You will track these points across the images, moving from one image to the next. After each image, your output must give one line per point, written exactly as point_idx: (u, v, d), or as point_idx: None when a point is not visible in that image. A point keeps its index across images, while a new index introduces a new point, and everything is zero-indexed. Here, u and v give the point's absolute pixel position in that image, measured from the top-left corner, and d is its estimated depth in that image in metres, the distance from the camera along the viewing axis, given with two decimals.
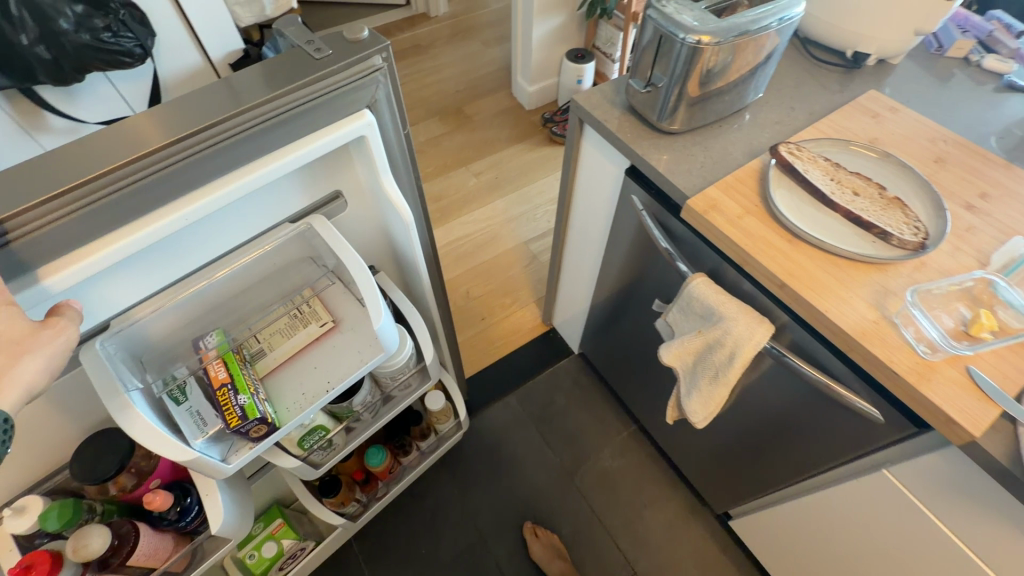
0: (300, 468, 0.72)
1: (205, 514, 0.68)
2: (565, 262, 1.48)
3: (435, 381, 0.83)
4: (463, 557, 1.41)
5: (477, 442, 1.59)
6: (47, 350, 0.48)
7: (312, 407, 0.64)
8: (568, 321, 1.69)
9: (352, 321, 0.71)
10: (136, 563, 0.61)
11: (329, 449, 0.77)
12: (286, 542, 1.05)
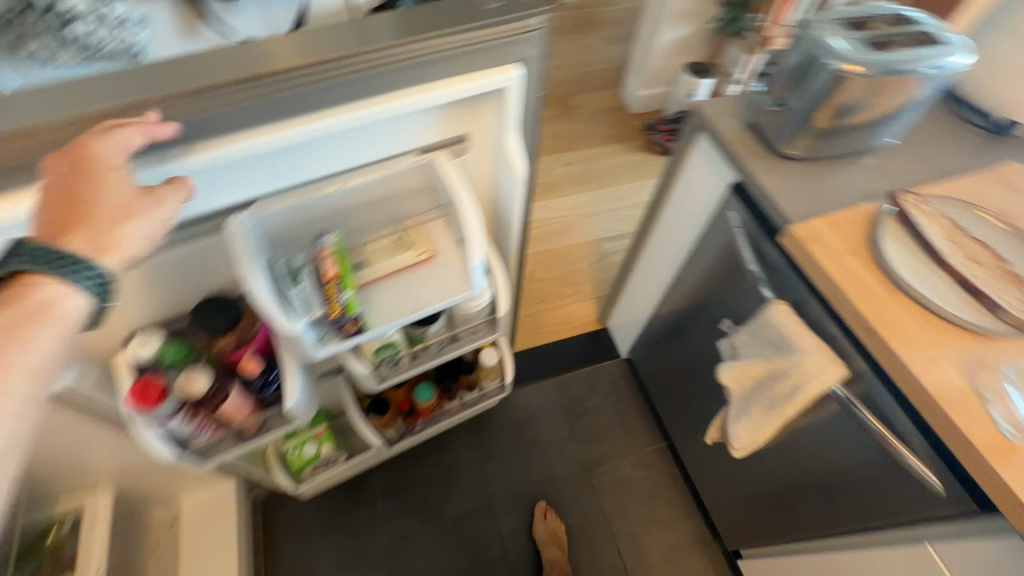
0: (366, 375, 0.79)
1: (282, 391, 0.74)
2: (638, 265, 1.48)
3: (501, 335, 0.87)
4: (468, 516, 1.47)
5: (506, 415, 1.64)
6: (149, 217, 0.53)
7: (395, 322, 0.69)
8: (624, 324, 1.69)
9: (447, 256, 0.75)
10: (221, 412, 0.70)
11: (395, 369, 0.83)
12: (324, 448, 1.13)
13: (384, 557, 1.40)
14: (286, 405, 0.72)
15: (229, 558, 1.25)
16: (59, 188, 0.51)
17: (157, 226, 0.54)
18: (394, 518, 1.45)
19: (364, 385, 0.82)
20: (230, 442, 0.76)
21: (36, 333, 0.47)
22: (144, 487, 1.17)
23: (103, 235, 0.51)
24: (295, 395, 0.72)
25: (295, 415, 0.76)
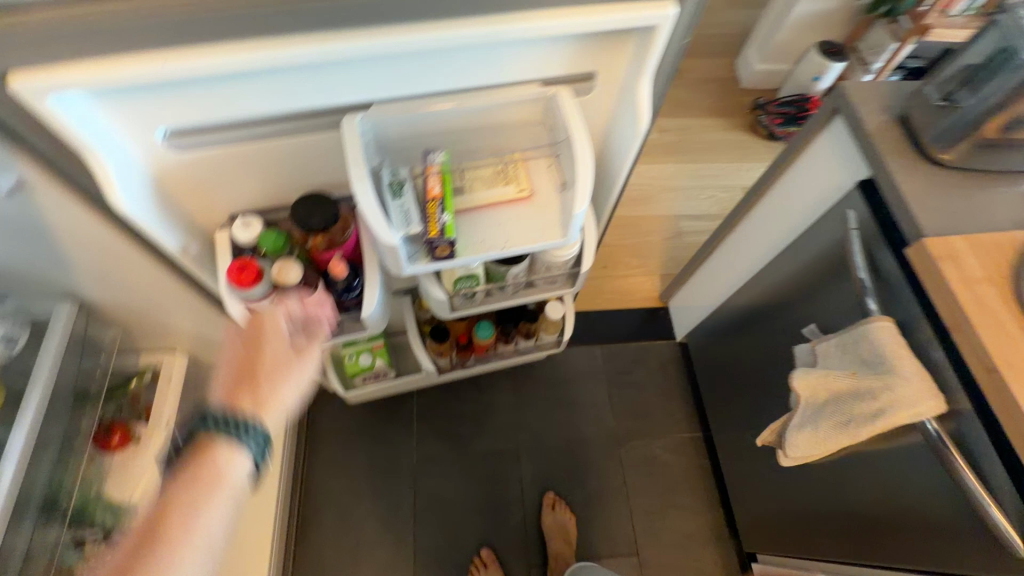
0: (442, 302, 0.80)
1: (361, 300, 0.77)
2: (721, 249, 1.40)
3: (577, 290, 0.85)
4: (494, 455, 1.51)
5: (548, 370, 1.64)
6: (296, 373, 0.64)
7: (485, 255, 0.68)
8: (688, 307, 1.63)
9: (545, 199, 0.72)
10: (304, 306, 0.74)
11: (467, 301, 0.83)
12: (378, 361, 1.18)
13: (410, 473, 1.47)
14: (363, 313, 0.75)
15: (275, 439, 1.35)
16: (241, 359, 0.63)
17: (299, 384, 0.64)
18: (425, 440, 1.51)
19: (436, 310, 0.83)
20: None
21: (217, 500, 0.55)
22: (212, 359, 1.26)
23: (261, 393, 0.61)
24: (373, 307, 0.75)
25: (369, 324, 0.79)
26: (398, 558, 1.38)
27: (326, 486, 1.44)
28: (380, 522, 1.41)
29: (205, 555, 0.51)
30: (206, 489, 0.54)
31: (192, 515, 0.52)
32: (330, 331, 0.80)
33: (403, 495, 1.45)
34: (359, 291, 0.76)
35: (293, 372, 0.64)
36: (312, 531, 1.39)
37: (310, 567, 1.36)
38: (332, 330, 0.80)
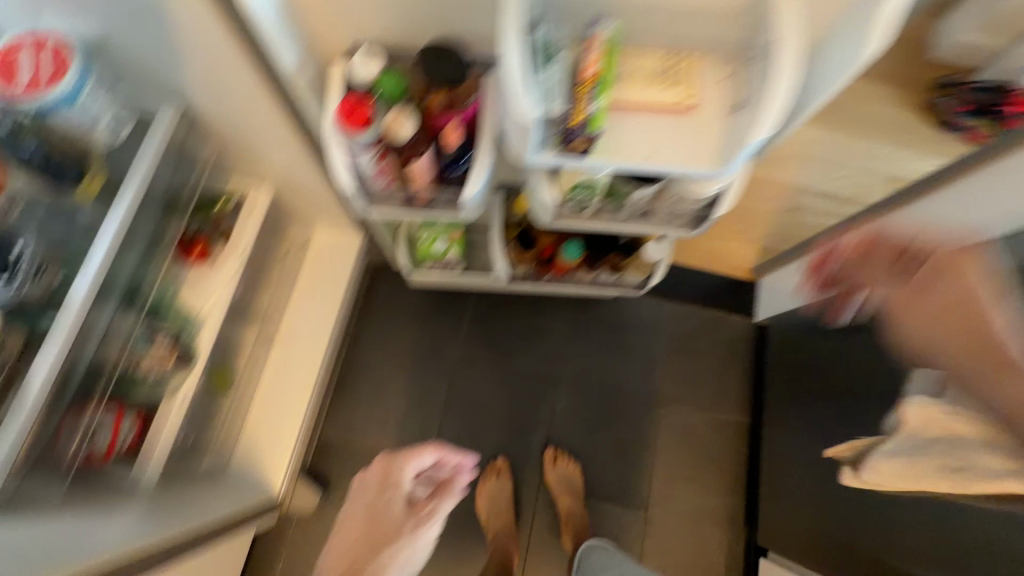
0: (547, 206, 0.71)
1: (465, 177, 0.68)
2: (844, 239, 1.22)
3: (695, 236, 0.75)
4: (534, 375, 1.50)
5: (610, 311, 1.56)
6: (432, 519, 0.88)
7: (621, 165, 0.58)
8: (779, 289, 1.48)
9: (709, 116, 0.60)
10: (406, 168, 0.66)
11: (575, 214, 0.74)
12: (452, 251, 1.13)
13: (450, 367, 1.48)
14: (463, 195, 0.68)
15: (334, 297, 1.37)
16: (371, 524, 0.91)
17: (419, 537, 0.87)
18: (471, 341, 1.50)
19: (536, 214, 0.75)
20: (397, 202, 0.74)
21: None
22: (293, 203, 1.25)
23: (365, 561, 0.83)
24: (475, 187, 0.67)
25: (466, 209, 0.72)
26: (421, 440, 1.43)
27: (370, 354, 1.48)
28: (412, 402, 1.46)
29: None
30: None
31: None
32: (422, 203, 0.74)
33: (439, 385, 1.47)
34: (466, 168, 0.68)
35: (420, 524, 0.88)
36: (349, 390, 1.46)
37: (340, 420, 1.43)
38: (425, 203, 0.74)
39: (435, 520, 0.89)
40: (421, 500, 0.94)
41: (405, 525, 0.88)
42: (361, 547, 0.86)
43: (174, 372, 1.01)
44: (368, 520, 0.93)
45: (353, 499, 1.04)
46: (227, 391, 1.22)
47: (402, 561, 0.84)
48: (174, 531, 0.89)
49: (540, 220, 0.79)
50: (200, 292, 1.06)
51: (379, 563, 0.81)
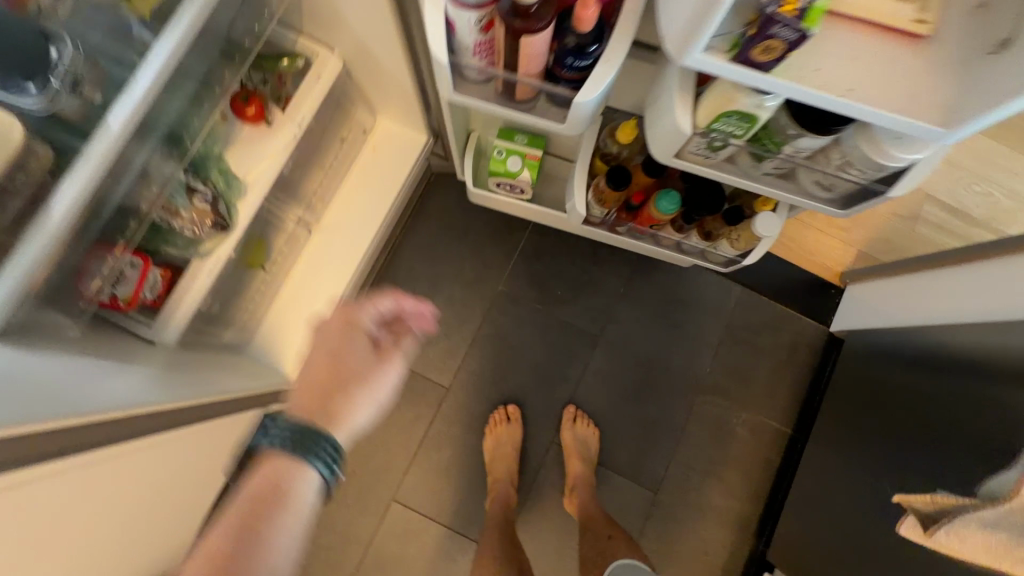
0: (676, 133, 0.58)
1: (582, 75, 0.58)
2: (965, 269, 1.03)
3: (835, 214, 0.65)
4: (573, 329, 1.39)
5: (672, 281, 1.41)
6: (393, 367, 0.77)
7: (820, 93, 0.46)
8: (871, 305, 1.29)
9: (930, 62, 0.48)
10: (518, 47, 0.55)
11: (707, 152, 0.61)
12: (525, 173, 1.00)
13: (488, 299, 1.39)
14: (576, 98, 0.57)
15: (385, 196, 1.27)
16: (329, 365, 0.74)
17: (381, 387, 0.75)
18: (516, 277, 1.40)
19: (655, 140, 0.63)
20: (493, 89, 0.65)
21: (296, 480, 0.66)
22: (362, 81, 1.12)
23: (336, 407, 0.72)
24: (597, 92, 0.55)
25: (569, 120, 0.61)
26: (442, 365, 1.37)
27: (409, 264, 1.39)
28: (442, 325, 1.38)
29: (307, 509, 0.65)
30: (284, 473, 0.66)
31: (286, 503, 0.64)
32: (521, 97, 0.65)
33: (473, 314, 1.38)
34: (584, 66, 0.57)
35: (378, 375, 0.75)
36: (381, 296, 1.38)
37: None
38: (526, 96, 0.65)
39: (398, 362, 0.77)
40: (384, 334, 0.79)
41: (369, 364, 0.75)
42: (325, 391, 0.72)
43: (207, 237, 0.95)
44: (327, 356, 0.75)
45: (313, 343, 0.77)
46: (259, 266, 1.17)
47: (371, 400, 0.74)
48: (187, 398, 0.86)
49: (655, 152, 0.66)
50: (249, 157, 0.97)
51: (345, 401, 0.72)
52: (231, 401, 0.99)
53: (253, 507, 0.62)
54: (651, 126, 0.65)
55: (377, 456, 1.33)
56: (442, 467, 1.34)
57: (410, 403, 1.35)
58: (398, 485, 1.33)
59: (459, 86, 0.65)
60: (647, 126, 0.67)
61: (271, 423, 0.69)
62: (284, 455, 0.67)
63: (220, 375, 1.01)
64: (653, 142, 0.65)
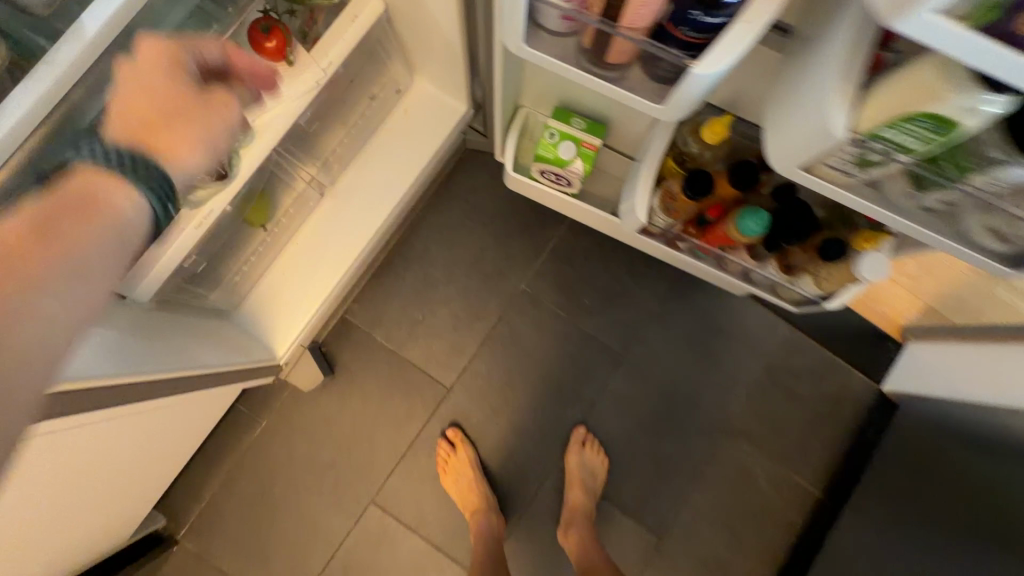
0: (824, 137, 0.46)
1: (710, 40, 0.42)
2: None
3: (997, 273, 0.53)
4: (595, 345, 1.25)
5: (714, 309, 1.26)
6: (229, 114, 0.64)
7: None
8: (926, 368, 1.13)
9: None
10: None
11: (856, 166, 0.49)
12: (576, 163, 0.87)
13: (506, 298, 1.25)
14: (694, 68, 0.41)
15: (410, 167, 1.12)
16: (146, 104, 0.58)
17: (216, 135, 0.62)
18: (541, 278, 1.25)
19: (791, 135, 0.50)
20: (577, 45, 0.50)
21: (101, 223, 0.51)
22: (402, 32, 0.97)
23: (162, 145, 0.58)
24: (723, 63, 0.40)
25: (674, 100, 0.46)
26: (446, 363, 1.23)
27: (424, 246, 1.25)
28: (452, 318, 1.24)
29: (122, 237, 0.52)
30: (88, 207, 0.51)
31: (82, 233, 0.49)
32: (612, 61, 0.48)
33: (487, 312, 1.24)
34: (719, 23, 0.41)
35: (212, 120, 0.62)
36: (389, 277, 1.25)
37: (369, 306, 1.24)
38: (619, 60, 0.48)
39: (236, 110, 0.65)
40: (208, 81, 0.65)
41: (197, 104, 0.61)
42: (147, 127, 0.57)
43: (201, 184, 0.80)
44: (139, 90, 0.58)
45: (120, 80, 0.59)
46: (259, 225, 1.04)
47: (207, 147, 0.61)
48: (151, 372, 0.73)
49: (777, 159, 0.54)
50: (260, 98, 0.82)
51: (170, 139, 0.58)
52: (203, 375, 0.88)
53: (48, 217, 0.49)
54: (777, 128, 0.53)
55: (360, 452, 1.21)
56: (430, 474, 1.21)
57: (405, 400, 1.23)
58: (380, 487, 1.21)
59: (532, 37, 0.49)
60: (768, 127, 0.54)
61: (82, 146, 0.55)
62: (101, 172, 0.53)
63: (194, 344, 0.89)
64: (779, 148, 0.52)
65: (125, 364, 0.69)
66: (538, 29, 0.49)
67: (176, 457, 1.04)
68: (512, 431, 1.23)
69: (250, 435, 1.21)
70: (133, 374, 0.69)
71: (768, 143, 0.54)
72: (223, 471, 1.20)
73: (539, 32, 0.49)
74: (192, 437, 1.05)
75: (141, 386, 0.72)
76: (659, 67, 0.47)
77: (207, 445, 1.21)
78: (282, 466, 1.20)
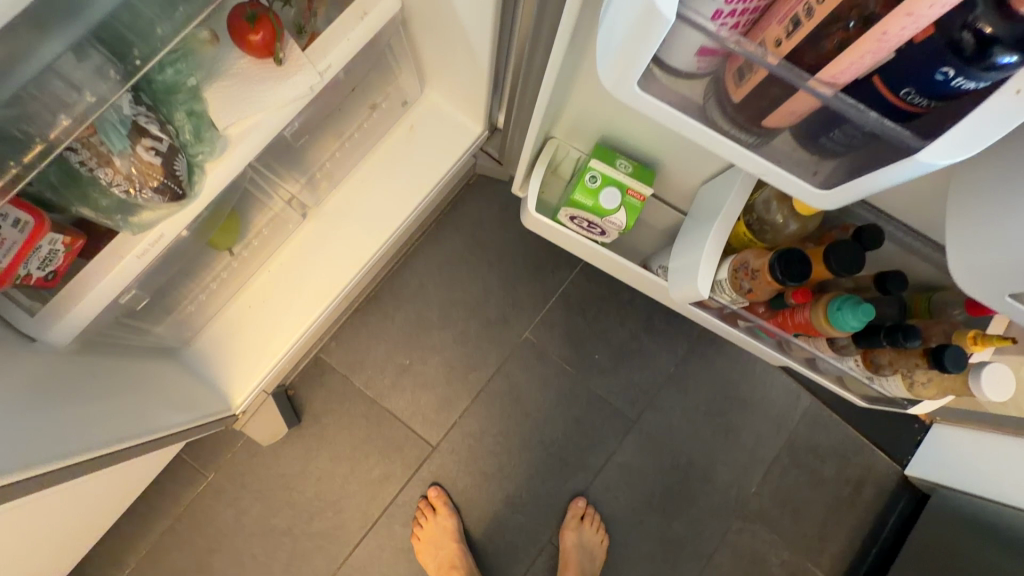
0: None
1: (926, 119, 0.30)
2: None
3: None
4: (603, 406, 1.11)
5: (735, 375, 1.13)
6: None
7: None
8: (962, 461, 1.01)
9: None
10: (839, 70, 0.29)
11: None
12: (620, 214, 0.72)
13: (508, 346, 1.10)
14: (913, 157, 0.29)
15: (410, 192, 0.97)
16: None
17: None
18: (548, 327, 1.11)
19: (993, 258, 0.35)
20: (709, 92, 0.37)
21: None
22: (417, 40, 0.82)
23: None
24: (955, 154, 0.28)
25: (839, 191, 0.34)
26: (433, 417, 1.07)
27: (419, 281, 1.09)
28: (444, 366, 1.08)
29: None
30: None
31: None
32: (765, 122, 0.35)
33: (485, 361, 1.09)
34: (973, 89, 0.27)
35: None
36: (374, 313, 1.08)
37: (348, 345, 1.07)
38: (772, 125, 0.35)
39: None
40: None
41: None
42: None
43: (147, 204, 0.63)
44: None
45: None
46: (225, 249, 0.86)
47: None
48: (39, 461, 0.55)
49: (963, 279, 0.38)
50: (237, 102, 0.65)
51: None
52: (110, 455, 0.66)
53: None
54: (975, 225, 0.36)
55: (324, 518, 1.03)
56: (403, 546, 1.04)
57: (382, 458, 1.06)
58: (344, 559, 1.03)
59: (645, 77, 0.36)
60: (953, 226, 0.38)
61: None
62: None
63: (104, 411, 0.67)
64: (973, 255, 0.36)
65: None
66: (655, 65, 0.36)
67: (94, 525, 0.86)
68: (502, 501, 1.07)
69: (193, 490, 1.02)
70: None
71: (952, 248, 0.38)
72: (157, 532, 1.01)
73: (655, 69, 0.36)
74: (116, 501, 0.87)
75: (17, 486, 0.52)
76: (826, 138, 0.34)
77: (140, 500, 1.01)
78: (228, 529, 1.02)
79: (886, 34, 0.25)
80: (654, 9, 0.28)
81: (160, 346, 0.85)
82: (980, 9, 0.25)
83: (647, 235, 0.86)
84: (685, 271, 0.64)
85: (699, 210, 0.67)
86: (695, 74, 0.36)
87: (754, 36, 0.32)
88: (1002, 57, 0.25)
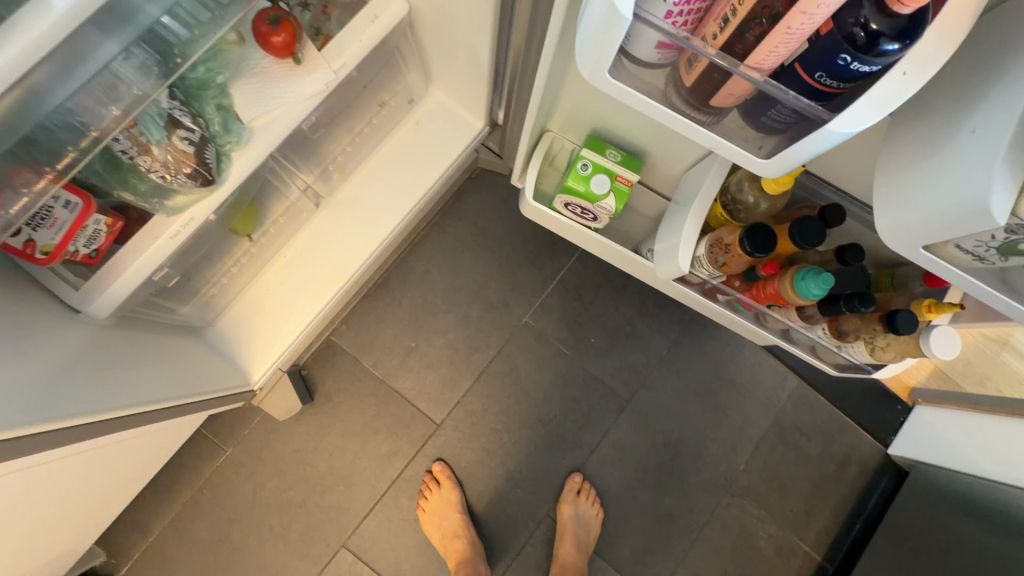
0: (963, 213, 0.36)
1: (843, 98, 0.37)
2: None
3: None
4: (599, 387, 1.17)
5: (724, 357, 1.19)
6: None
7: None
8: (940, 438, 1.06)
9: None
10: (765, 55, 0.35)
11: (997, 254, 0.39)
12: (609, 200, 0.78)
13: (508, 330, 1.16)
14: (824, 128, 0.35)
15: (416, 183, 1.03)
16: None
17: None
18: (546, 311, 1.17)
19: (903, 217, 0.42)
20: (673, 78, 0.44)
21: None
22: (423, 42, 0.88)
23: None
24: (858, 123, 0.34)
25: (776, 158, 0.41)
26: (438, 396, 1.13)
27: (424, 268, 1.16)
28: (448, 348, 1.14)
29: None
30: None
31: None
32: (712, 104, 0.42)
33: (486, 343, 1.15)
34: (868, 72, 0.34)
35: None
36: (382, 298, 1.15)
37: (358, 328, 1.14)
38: (722, 105, 0.41)
39: None
40: None
41: None
42: None
43: (180, 189, 0.70)
44: None
45: None
46: (246, 235, 0.93)
47: None
48: (82, 413, 0.62)
49: (884, 237, 0.44)
50: (261, 96, 0.72)
51: None
52: (138, 416, 0.73)
53: None
54: (892, 191, 0.43)
55: (336, 490, 1.10)
56: (409, 519, 1.11)
57: (390, 434, 1.12)
58: (353, 529, 1.09)
59: (618, 67, 0.43)
60: (878, 190, 0.45)
61: None
62: None
63: (136, 376, 0.75)
64: (890, 216, 0.43)
65: (38, 408, 0.57)
66: (623, 56, 0.43)
67: (124, 489, 0.93)
68: (502, 475, 1.13)
69: (213, 463, 1.08)
70: (41, 425, 0.56)
71: (877, 209, 0.45)
72: (179, 503, 1.07)
73: (624, 61, 0.43)
74: (143, 468, 0.94)
75: (64, 433, 0.59)
76: (766, 116, 0.41)
77: (163, 474, 1.08)
78: (245, 500, 1.08)
79: (791, 27, 0.33)
80: (615, 11, 0.35)
81: (186, 325, 0.92)
82: (868, 11, 0.32)
83: (638, 220, 0.92)
84: (667, 250, 0.70)
85: (681, 194, 0.73)
86: (659, 64, 0.43)
87: (698, 32, 0.39)
88: (886, 46, 0.32)
